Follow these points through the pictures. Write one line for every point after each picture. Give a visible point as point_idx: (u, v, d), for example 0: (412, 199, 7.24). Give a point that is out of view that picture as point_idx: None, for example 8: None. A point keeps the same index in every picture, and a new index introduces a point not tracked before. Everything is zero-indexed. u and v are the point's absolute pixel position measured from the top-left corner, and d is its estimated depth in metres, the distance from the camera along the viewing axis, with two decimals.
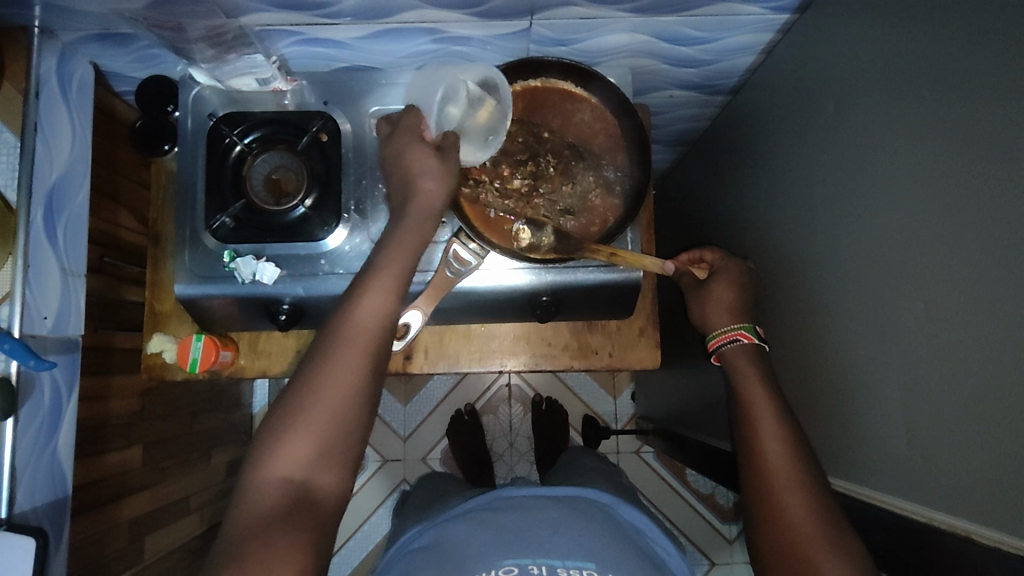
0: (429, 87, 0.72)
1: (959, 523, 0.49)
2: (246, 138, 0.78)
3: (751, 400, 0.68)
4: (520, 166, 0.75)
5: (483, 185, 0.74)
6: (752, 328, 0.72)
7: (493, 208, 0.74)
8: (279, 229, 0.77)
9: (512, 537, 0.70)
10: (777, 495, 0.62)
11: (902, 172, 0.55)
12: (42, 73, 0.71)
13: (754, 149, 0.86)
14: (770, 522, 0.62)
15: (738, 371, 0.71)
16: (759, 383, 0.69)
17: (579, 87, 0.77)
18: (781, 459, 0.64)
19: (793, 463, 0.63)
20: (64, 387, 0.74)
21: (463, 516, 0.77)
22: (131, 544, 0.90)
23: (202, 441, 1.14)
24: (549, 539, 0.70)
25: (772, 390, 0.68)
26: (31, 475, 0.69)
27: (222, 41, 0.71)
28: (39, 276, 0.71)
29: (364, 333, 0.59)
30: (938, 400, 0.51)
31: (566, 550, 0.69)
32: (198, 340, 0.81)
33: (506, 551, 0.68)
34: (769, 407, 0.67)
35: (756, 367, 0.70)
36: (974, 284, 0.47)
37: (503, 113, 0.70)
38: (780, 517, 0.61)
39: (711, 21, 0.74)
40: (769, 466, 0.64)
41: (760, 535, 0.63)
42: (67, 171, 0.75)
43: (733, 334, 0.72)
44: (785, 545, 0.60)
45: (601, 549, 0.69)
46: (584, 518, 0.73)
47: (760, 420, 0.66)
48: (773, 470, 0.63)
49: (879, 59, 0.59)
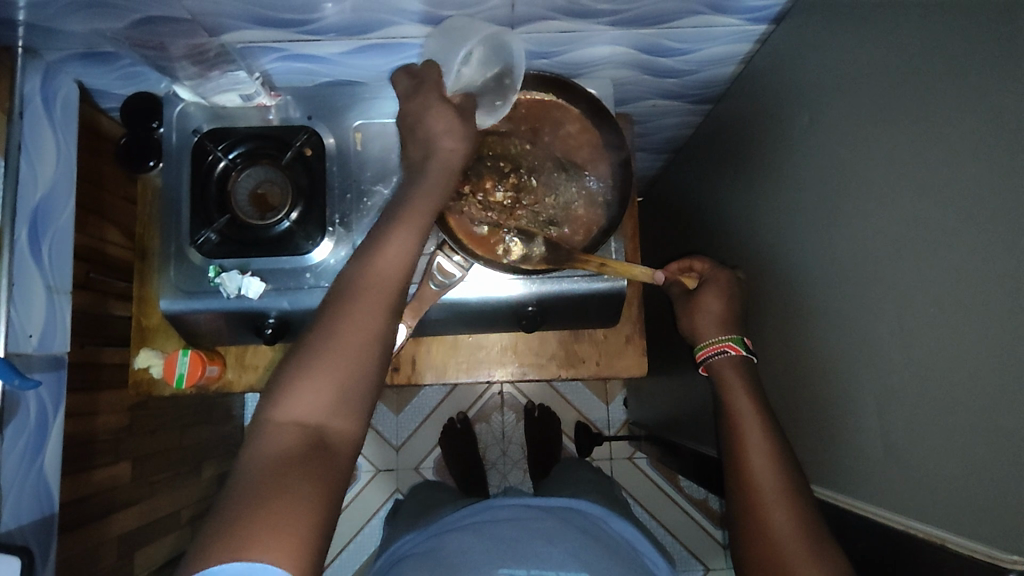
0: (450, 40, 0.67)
1: (934, 530, 0.50)
2: (230, 154, 0.79)
3: (736, 409, 0.69)
4: (502, 178, 0.74)
5: (466, 198, 0.73)
6: (740, 340, 0.73)
7: (476, 220, 0.74)
8: (263, 243, 0.77)
9: (504, 546, 0.71)
10: (762, 505, 0.63)
11: (877, 180, 0.56)
12: (26, 92, 0.71)
13: (736, 158, 0.87)
14: (758, 530, 0.63)
15: (724, 381, 0.71)
16: (745, 393, 0.69)
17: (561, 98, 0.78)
18: (766, 469, 0.64)
19: (778, 473, 0.64)
20: (50, 404, 0.74)
21: (455, 528, 0.77)
22: (120, 560, 0.90)
23: (192, 455, 1.14)
24: (543, 549, 0.70)
25: (757, 400, 0.69)
26: (17, 493, 0.69)
27: (205, 58, 0.73)
28: (23, 294, 0.71)
29: (377, 302, 0.56)
30: (913, 409, 0.51)
31: (560, 560, 0.68)
32: (184, 355, 0.82)
33: (502, 560, 0.69)
34: (754, 416, 0.67)
35: (741, 376, 0.71)
36: (946, 294, 0.48)
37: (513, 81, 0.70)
38: (766, 525, 0.62)
39: (690, 33, 0.76)
40: (754, 475, 0.64)
41: (746, 544, 0.64)
42: (51, 189, 0.75)
43: (718, 346, 0.73)
44: (771, 553, 0.61)
45: (596, 561, 0.69)
46: (575, 531, 0.74)
47: (745, 429, 0.67)
48: (758, 478, 0.64)
49: (853, 72, 0.60)
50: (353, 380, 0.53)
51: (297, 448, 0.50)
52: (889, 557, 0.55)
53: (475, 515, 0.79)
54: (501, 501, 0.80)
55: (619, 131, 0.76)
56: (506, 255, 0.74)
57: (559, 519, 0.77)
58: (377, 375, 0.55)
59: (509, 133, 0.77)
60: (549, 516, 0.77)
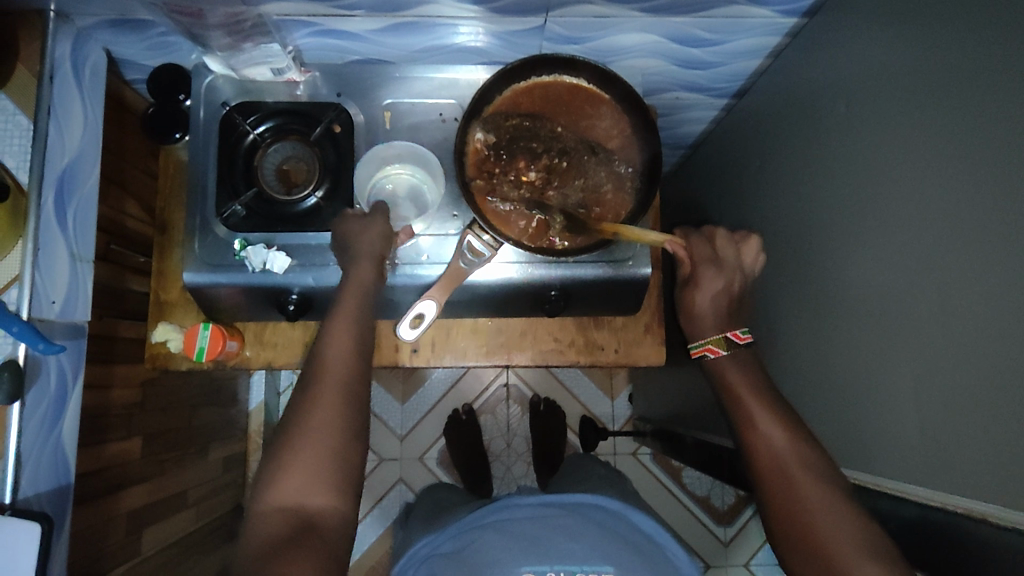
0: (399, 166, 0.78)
1: (972, 505, 0.51)
2: (259, 128, 0.79)
3: (745, 395, 0.70)
4: (535, 160, 0.76)
5: (497, 177, 0.74)
6: (720, 340, 0.75)
7: (507, 198, 0.74)
8: (290, 218, 0.78)
9: (530, 545, 0.72)
10: (789, 488, 0.64)
11: (907, 167, 0.56)
12: (57, 57, 0.71)
13: (757, 152, 0.88)
14: (791, 516, 0.63)
15: (726, 375, 0.73)
16: (744, 375, 0.72)
17: (587, 81, 0.77)
18: (788, 449, 0.66)
19: (800, 452, 0.65)
20: (70, 371, 0.74)
21: (477, 522, 0.77)
22: (131, 535, 0.89)
23: (199, 437, 1.12)
24: (565, 544, 0.71)
25: (756, 388, 0.70)
26: (35, 460, 0.68)
27: (240, 29, 0.71)
28: (48, 259, 0.70)
29: (336, 348, 0.68)
30: (947, 389, 0.52)
31: (582, 554, 0.70)
32: (205, 329, 0.81)
33: (524, 557, 0.70)
34: (757, 398, 0.70)
35: (740, 367, 0.73)
36: (981, 275, 0.48)
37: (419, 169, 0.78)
38: (797, 512, 0.63)
39: (720, 23, 0.76)
40: (783, 458, 0.65)
41: (776, 529, 0.64)
42: (78, 156, 0.75)
43: (701, 349, 0.76)
44: (806, 534, 0.61)
45: (616, 555, 0.70)
46: (597, 526, 0.74)
47: (754, 419, 0.69)
48: (786, 463, 0.65)
49: (884, 63, 0.60)
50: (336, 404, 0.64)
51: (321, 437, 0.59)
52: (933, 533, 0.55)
53: (494, 511, 0.78)
54: (517, 498, 0.79)
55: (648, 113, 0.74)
56: (528, 234, 0.74)
57: (580, 516, 0.76)
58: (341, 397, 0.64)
59: (538, 114, 0.77)
60: (568, 512, 0.76)
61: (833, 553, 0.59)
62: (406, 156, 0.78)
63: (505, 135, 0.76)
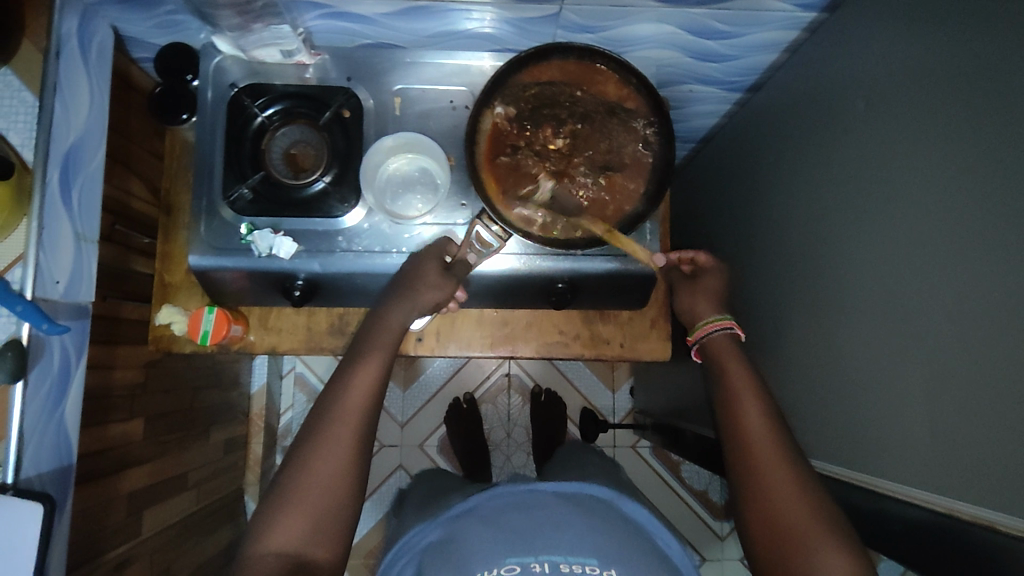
0: (414, 158, 0.78)
1: (982, 513, 0.50)
2: (267, 111, 0.78)
3: (752, 408, 0.67)
4: (559, 128, 0.75)
5: (522, 151, 0.74)
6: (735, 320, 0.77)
7: (533, 171, 0.74)
8: (297, 204, 0.77)
9: (514, 538, 0.70)
10: (775, 499, 0.61)
11: (926, 166, 0.55)
12: (64, 33, 0.70)
13: (769, 149, 0.87)
14: (779, 538, 0.60)
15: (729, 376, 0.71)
16: (748, 382, 0.70)
17: (597, 60, 0.74)
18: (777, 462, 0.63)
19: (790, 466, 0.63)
20: (73, 352, 0.73)
21: (467, 514, 0.76)
22: (132, 516, 0.89)
23: (201, 418, 1.13)
24: (551, 536, 0.70)
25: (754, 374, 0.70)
26: (39, 441, 0.68)
27: (250, 10, 0.70)
28: (52, 239, 0.70)
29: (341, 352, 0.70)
30: (961, 393, 0.51)
31: (569, 546, 0.69)
32: (209, 312, 0.81)
33: (510, 550, 0.68)
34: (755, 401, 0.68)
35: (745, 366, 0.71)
36: (999, 279, 0.47)
37: (432, 167, 0.78)
38: (768, 490, 0.62)
39: (738, 15, 0.75)
40: (761, 459, 0.64)
41: (754, 545, 0.62)
42: (83, 135, 0.74)
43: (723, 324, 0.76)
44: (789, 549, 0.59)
45: (603, 548, 0.69)
46: (586, 514, 0.74)
47: (743, 401, 0.68)
48: (777, 482, 0.62)
49: (900, 61, 0.59)
50: (344, 411, 0.67)
51: (331, 444, 0.65)
52: (943, 541, 0.54)
53: (486, 502, 0.77)
54: (511, 485, 0.79)
55: (654, 91, 0.72)
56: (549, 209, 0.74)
57: (571, 504, 0.76)
58: (347, 400, 0.67)
59: (557, 83, 0.74)
60: (561, 500, 0.76)
61: (806, 533, 0.58)
62: (422, 149, 0.78)
63: (528, 105, 0.74)
